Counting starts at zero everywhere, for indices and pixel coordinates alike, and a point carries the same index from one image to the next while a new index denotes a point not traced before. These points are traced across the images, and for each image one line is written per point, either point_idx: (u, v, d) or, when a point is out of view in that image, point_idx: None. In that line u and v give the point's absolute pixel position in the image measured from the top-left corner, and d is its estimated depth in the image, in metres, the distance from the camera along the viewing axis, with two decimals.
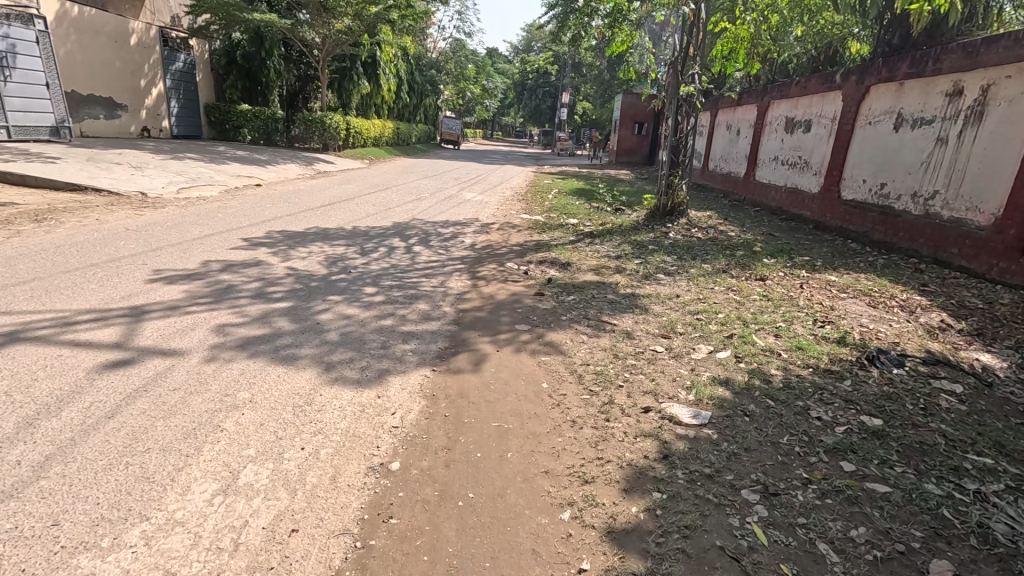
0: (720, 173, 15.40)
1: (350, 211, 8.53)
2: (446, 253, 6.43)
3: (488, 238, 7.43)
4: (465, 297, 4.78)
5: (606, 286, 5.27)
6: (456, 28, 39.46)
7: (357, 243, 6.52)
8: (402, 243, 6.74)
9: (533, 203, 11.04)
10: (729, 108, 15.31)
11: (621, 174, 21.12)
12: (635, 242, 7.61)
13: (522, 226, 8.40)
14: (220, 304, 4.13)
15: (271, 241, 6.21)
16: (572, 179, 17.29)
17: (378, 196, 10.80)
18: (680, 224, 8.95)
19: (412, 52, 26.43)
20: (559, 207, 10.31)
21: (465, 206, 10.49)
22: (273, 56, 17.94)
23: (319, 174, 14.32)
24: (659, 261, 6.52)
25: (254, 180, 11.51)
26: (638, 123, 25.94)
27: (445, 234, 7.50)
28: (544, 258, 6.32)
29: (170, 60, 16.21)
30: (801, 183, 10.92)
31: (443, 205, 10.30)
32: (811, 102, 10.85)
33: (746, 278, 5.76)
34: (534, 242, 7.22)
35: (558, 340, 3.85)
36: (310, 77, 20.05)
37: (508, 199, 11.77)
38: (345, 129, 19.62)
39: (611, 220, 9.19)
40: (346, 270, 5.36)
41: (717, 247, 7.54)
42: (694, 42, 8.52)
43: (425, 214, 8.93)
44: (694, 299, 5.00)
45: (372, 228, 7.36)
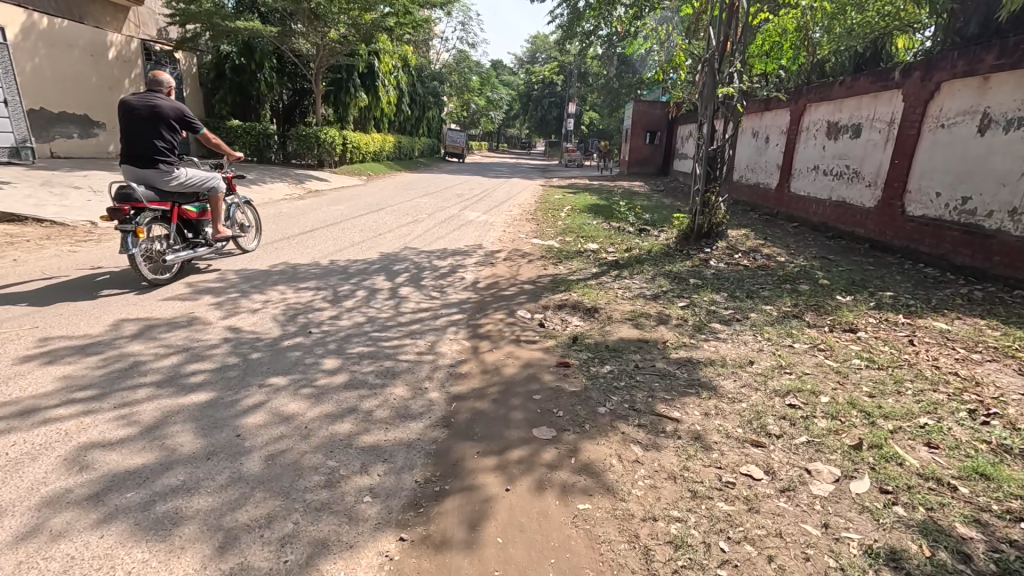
0: (747, 184, 14.07)
1: (332, 240, 7.29)
2: (441, 297, 5.15)
3: (494, 272, 6.17)
4: (461, 372, 3.48)
5: (652, 349, 3.94)
6: (459, 39, 38.85)
7: (331, 285, 5.27)
8: (387, 284, 5.47)
9: (545, 224, 9.80)
10: (756, 113, 14.03)
11: (635, 186, 19.84)
12: (671, 274, 6.31)
13: (533, 254, 7.14)
14: (106, 398, 2.88)
15: (220, 286, 4.96)
16: (585, 193, 16.06)
17: (370, 218, 9.59)
18: (718, 247, 7.63)
19: (412, 63, 25.53)
20: (574, 228, 9.04)
21: (467, 228, 9.23)
22: (264, 68, 16.95)
23: (311, 194, 13.21)
24: (708, 303, 5.20)
25: None
26: (650, 131, 24.70)
27: (441, 268, 6.24)
28: (564, 303, 5.03)
29: (153, 74, 15.27)
30: (850, 196, 9.57)
31: (442, 228, 9.04)
32: (859, 103, 9.54)
33: (829, 329, 4.42)
34: (549, 277, 5.94)
35: (600, 462, 2.51)
36: (305, 91, 19.02)
37: (516, 219, 10.53)
38: (342, 144, 18.57)
39: (638, 244, 7.89)
40: (305, 329, 4.09)
41: (771, 278, 6.23)
42: (732, 35, 7.26)
43: (420, 240, 7.68)
44: (776, 367, 3.67)
45: (353, 263, 6.10)
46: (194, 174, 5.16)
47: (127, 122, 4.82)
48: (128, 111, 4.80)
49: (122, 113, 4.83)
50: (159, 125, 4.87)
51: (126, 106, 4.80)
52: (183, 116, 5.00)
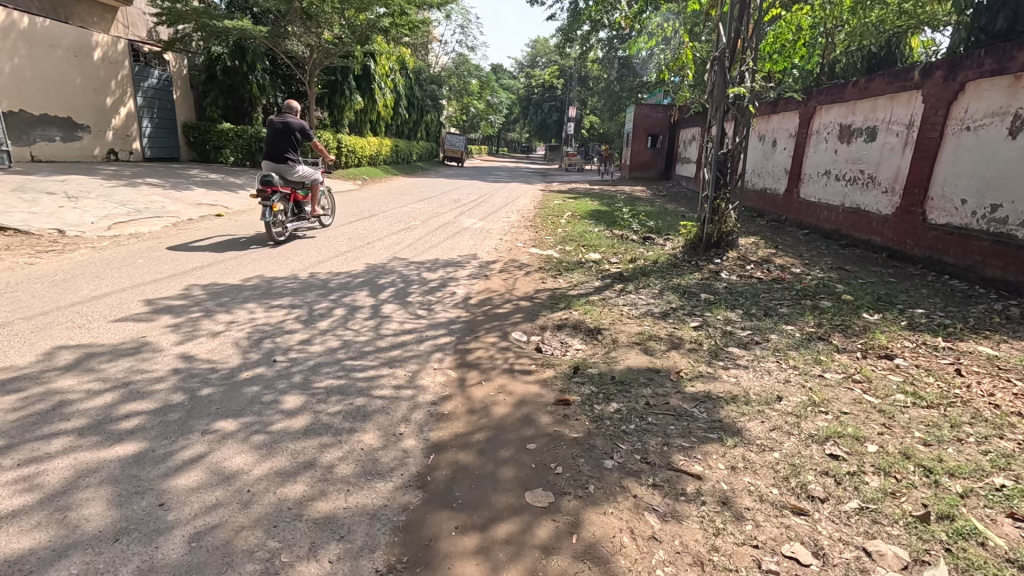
0: (754, 189, 13.61)
1: (316, 250, 6.82)
2: (428, 316, 4.67)
3: (488, 286, 5.69)
4: (443, 412, 2.99)
5: (665, 381, 3.45)
6: (459, 42, 38.52)
7: (307, 303, 4.79)
8: (370, 300, 4.98)
9: (544, 231, 9.33)
10: (762, 116, 13.59)
11: (636, 191, 19.36)
12: (680, 288, 5.82)
13: (531, 265, 6.66)
14: (12, 451, 2.40)
15: (183, 305, 4.49)
16: (586, 198, 15.59)
17: (360, 225, 9.11)
18: (728, 257, 7.16)
19: (410, 66, 25.11)
20: (574, 237, 8.55)
21: (462, 236, 8.76)
22: (257, 70, 16.54)
23: None
24: (722, 323, 4.72)
25: (218, 208, 9.91)
26: (652, 135, 24.23)
27: (430, 281, 5.75)
28: (564, 323, 4.54)
29: (141, 76, 14.85)
30: (865, 202, 9.10)
31: (435, 236, 8.58)
32: (874, 105, 9.08)
33: (862, 355, 3.94)
34: (548, 291, 5.46)
35: (608, 542, 2.02)
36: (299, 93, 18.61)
37: (513, 226, 10.06)
38: (337, 148, 18.13)
39: (643, 253, 7.41)
40: (270, 356, 3.61)
41: (787, 292, 5.76)
42: (743, 31, 6.79)
43: (410, 250, 7.19)
44: (809, 404, 3.19)
45: (334, 277, 5.62)
46: (306, 171, 7.50)
47: (270, 134, 7.21)
48: (271, 126, 7.18)
49: (268, 128, 7.22)
50: (290, 136, 7.23)
51: (270, 124, 7.22)
52: (305, 130, 7.40)
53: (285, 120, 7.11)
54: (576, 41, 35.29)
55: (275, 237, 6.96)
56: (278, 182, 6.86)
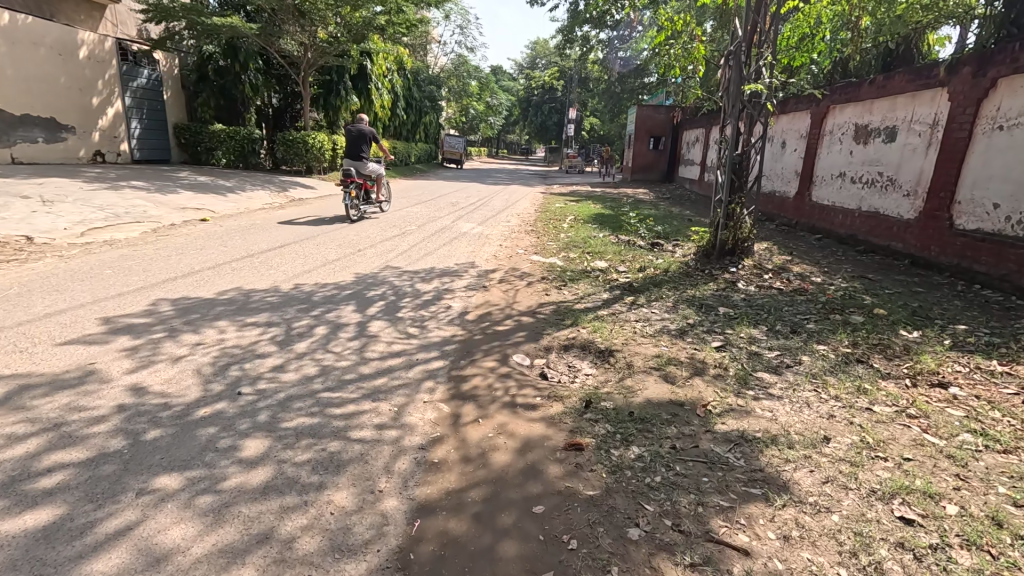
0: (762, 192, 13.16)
1: (303, 259, 6.35)
2: (420, 334, 4.20)
3: (487, 299, 5.22)
4: (432, 460, 2.52)
5: (692, 417, 2.97)
6: (458, 42, 38.14)
7: (286, 319, 4.32)
8: (356, 316, 4.52)
9: (546, 237, 8.87)
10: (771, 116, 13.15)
11: (639, 194, 18.91)
12: (696, 301, 5.36)
13: (533, 275, 6.20)
14: None
15: (145, 323, 4.01)
16: (588, 201, 15.14)
17: (353, 231, 8.66)
18: (744, 266, 6.70)
19: (407, 67, 24.69)
20: (578, 243, 8.10)
21: (459, 242, 8.30)
22: (249, 70, 16.12)
23: (293, 202, 12.27)
24: (747, 342, 4.25)
25: (204, 212, 9.45)
26: (655, 136, 23.79)
27: (424, 294, 5.29)
28: (571, 343, 4.07)
29: (130, 76, 14.41)
30: (884, 206, 8.64)
31: (431, 242, 8.12)
32: (894, 104, 8.64)
33: (911, 382, 3.47)
34: (552, 305, 4.99)
35: None
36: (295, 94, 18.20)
37: (514, 231, 9.60)
38: (332, 150, 17.68)
39: (652, 261, 6.95)
40: (236, 387, 3.14)
41: (812, 305, 5.29)
42: (760, 23, 6.32)
43: (404, 258, 6.73)
44: (864, 447, 2.71)
45: (319, 289, 5.15)
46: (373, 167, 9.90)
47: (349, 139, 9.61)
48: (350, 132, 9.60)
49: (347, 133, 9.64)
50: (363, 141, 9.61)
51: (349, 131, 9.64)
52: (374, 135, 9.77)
53: (360, 129, 9.49)
54: (577, 41, 34.87)
55: (351, 217, 9.38)
56: (355, 175, 9.29)
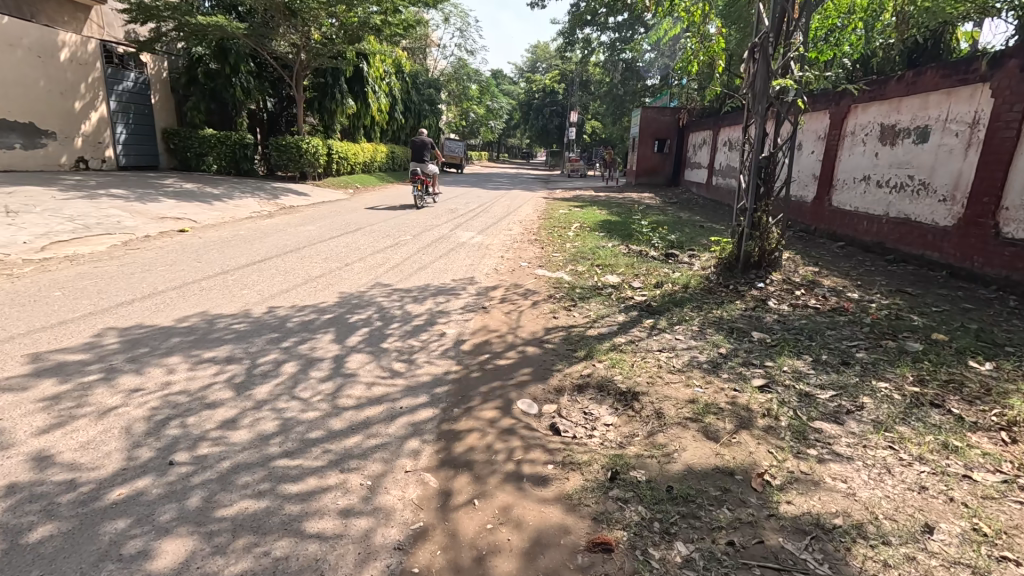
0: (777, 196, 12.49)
1: (282, 276, 5.72)
2: (407, 372, 3.56)
3: (487, 324, 4.58)
4: (412, 571, 1.88)
5: (749, 493, 2.33)
6: (457, 45, 37.69)
7: (250, 354, 3.68)
8: (334, 348, 3.88)
9: (551, 247, 8.23)
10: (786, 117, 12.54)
11: (644, 199, 18.29)
12: (723, 324, 4.72)
13: (538, 293, 5.56)
14: None
15: (80, 362, 3.38)
16: (593, 207, 14.52)
17: (343, 242, 8.03)
18: (771, 280, 6.06)
19: (405, 69, 24.14)
20: (587, 254, 7.46)
21: (456, 254, 7.67)
22: (240, 73, 15.56)
23: (283, 210, 11.67)
24: (793, 379, 3.60)
25: (185, 222, 8.84)
26: (659, 139, 23.22)
27: (415, 318, 4.65)
28: (587, 383, 3.43)
29: (115, 79, 13.87)
30: (916, 212, 8.00)
31: (426, 254, 7.50)
32: (925, 102, 8.01)
33: (1010, 439, 2.82)
34: (562, 331, 4.35)
35: None
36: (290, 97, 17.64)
37: (516, 241, 8.97)
38: (327, 155, 17.10)
39: (669, 275, 6.31)
40: (170, 452, 2.50)
41: (857, 328, 4.65)
42: (791, 11, 5.66)
43: (395, 274, 6.10)
44: (983, 544, 2.06)
45: (295, 315, 4.51)
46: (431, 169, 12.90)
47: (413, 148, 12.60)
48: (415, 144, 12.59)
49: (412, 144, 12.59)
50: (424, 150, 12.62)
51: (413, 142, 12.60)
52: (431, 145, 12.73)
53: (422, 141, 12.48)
54: (578, 43, 34.41)
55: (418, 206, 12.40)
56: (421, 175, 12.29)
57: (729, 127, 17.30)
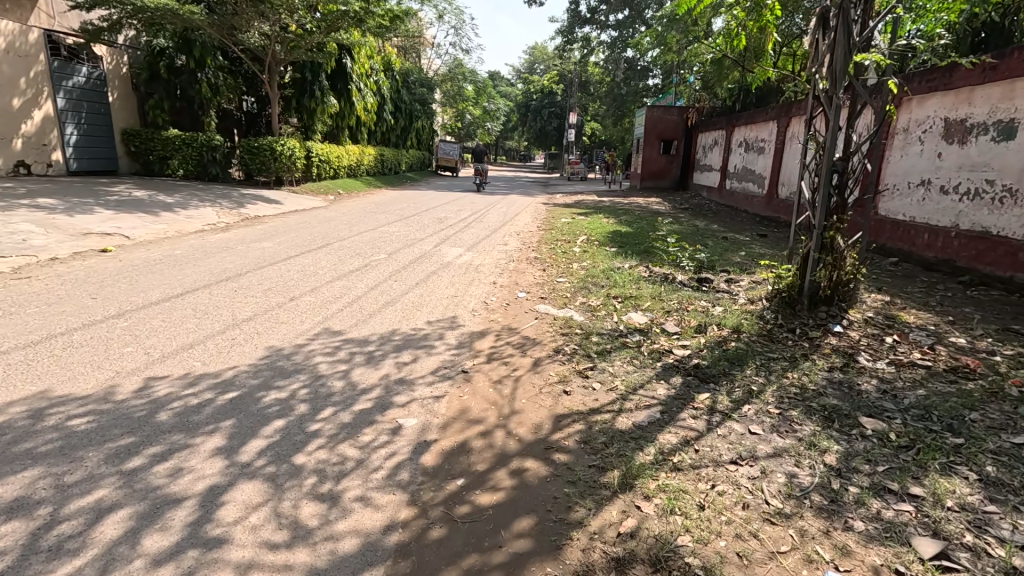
0: None
1: (196, 323, 4.25)
2: (323, 527, 2.09)
3: (468, 405, 3.11)
4: None
5: None
6: (453, 44, 36.26)
7: (63, 490, 2.20)
8: (214, 470, 2.40)
9: (554, 269, 6.78)
10: None
11: (652, 205, 16.83)
12: (811, 401, 3.27)
13: (540, 343, 4.09)
14: None
15: None
16: (598, 215, 13.05)
17: (300, 264, 6.58)
18: (847, 320, 4.60)
19: (394, 66, 22.66)
20: (599, 282, 6.00)
21: (437, 278, 6.21)
22: (207, 67, 13.99)
23: (246, 221, 10.18)
24: (979, 535, 2.12)
25: (114, 239, 7.36)
26: (666, 140, 21.81)
27: (363, 395, 3.18)
28: (632, 556, 1.95)
29: (63, 74, 12.41)
30: (1002, 225, 6.54)
31: (399, 279, 6.04)
32: (1010, 90, 6.57)
33: None
34: (578, 423, 2.88)
35: None
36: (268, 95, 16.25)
37: (512, 260, 7.50)
38: (306, 158, 15.63)
39: (710, 314, 4.87)
40: None
41: (1008, 408, 3.19)
42: None
43: (351, 315, 4.63)
44: None
45: (179, 398, 3.03)
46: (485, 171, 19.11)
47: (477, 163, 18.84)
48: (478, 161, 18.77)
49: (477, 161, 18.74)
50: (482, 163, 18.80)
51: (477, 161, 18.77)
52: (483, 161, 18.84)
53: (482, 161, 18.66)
54: (577, 42, 33.26)
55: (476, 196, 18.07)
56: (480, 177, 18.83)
57: (745, 125, 15.88)
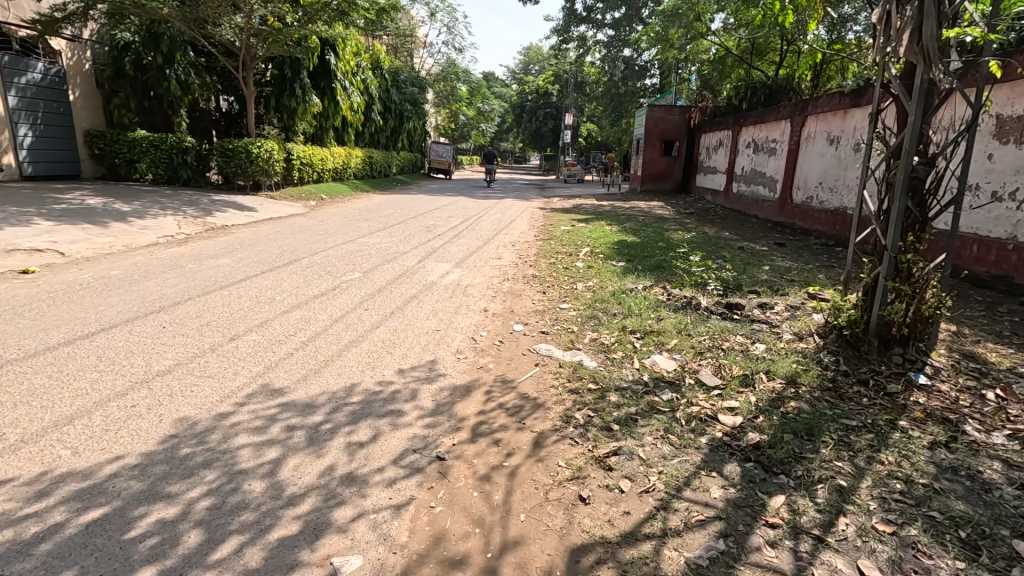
0: (847, 210, 10.10)
1: (93, 379, 3.26)
2: None
3: (444, 526, 2.15)
4: None
5: None
6: (445, 43, 35.22)
7: None
8: None
9: (555, 291, 5.81)
10: (859, 103, 9.91)
11: (655, 209, 15.89)
12: (930, 508, 2.32)
13: (543, 406, 3.13)
14: None
15: None
16: (600, 222, 12.10)
17: (257, 287, 5.59)
18: (928, 366, 3.65)
19: (382, 64, 21.64)
20: (610, 309, 5.05)
21: (416, 305, 5.23)
22: (177, 63, 12.90)
23: (212, 232, 9.17)
24: None
25: (44, 257, 6.34)
26: (667, 141, 20.89)
27: (291, 509, 2.20)
28: None
29: (15, 69, 11.36)
30: None
31: (371, 307, 5.06)
32: None
33: None
34: (605, 568, 1.92)
35: None
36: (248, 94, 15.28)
37: (507, 278, 6.53)
38: (286, 161, 14.61)
39: (753, 355, 3.93)
40: None
41: None
42: None
43: (301, 363, 3.65)
44: None
45: (11, 523, 2.05)
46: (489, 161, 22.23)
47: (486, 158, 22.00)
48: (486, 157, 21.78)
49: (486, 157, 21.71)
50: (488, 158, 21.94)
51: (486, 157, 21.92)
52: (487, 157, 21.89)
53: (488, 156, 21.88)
54: (573, 41, 32.43)
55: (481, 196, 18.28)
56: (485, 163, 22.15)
57: (753, 126, 15.00)
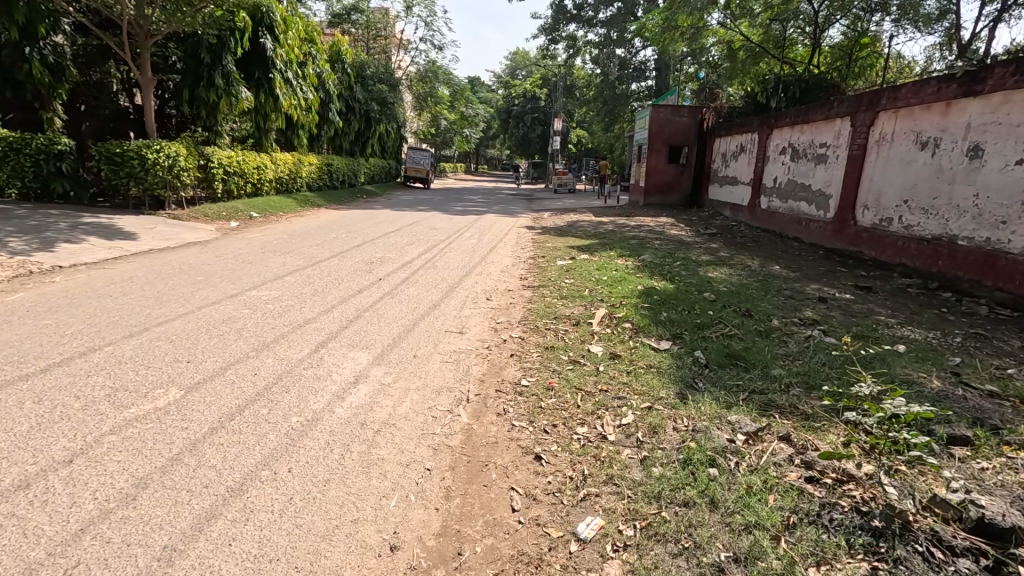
0: (960, 240, 7.13)
1: None
2: None
3: None
4: None
5: None
6: (424, 41, 32.21)
7: None
8: None
9: (560, 450, 2.79)
10: (975, 88, 7.03)
11: (668, 229, 13.00)
12: None
13: None
14: None
15: None
16: (606, 250, 9.16)
17: None
18: None
19: (343, 57, 18.70)
20: (706, 550, 2.04)
21: (220, 531, 2.11)
22: (40, 36, 9.62)
23: (24, 277, 5.92)
24: None
25: None
26: (674, 146, 18.09)
27: None
28: None
29: None
30: None
31: (89, 561, 1.93)
32: None
33: None
34: None
35: None
36: (162, 83, 12.13)
37: (465, 393, 3.48)
38: (206, 169, 11.46)
39: None
40: None
41: None
42: None
43: None
44: None
45: None
46: None
47: None
48: None
49: None
50: None
51: None
52: None
53: None
54: (564, 41, 29.78)
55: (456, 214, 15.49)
56: None
57: (789, 126, 12.16)
